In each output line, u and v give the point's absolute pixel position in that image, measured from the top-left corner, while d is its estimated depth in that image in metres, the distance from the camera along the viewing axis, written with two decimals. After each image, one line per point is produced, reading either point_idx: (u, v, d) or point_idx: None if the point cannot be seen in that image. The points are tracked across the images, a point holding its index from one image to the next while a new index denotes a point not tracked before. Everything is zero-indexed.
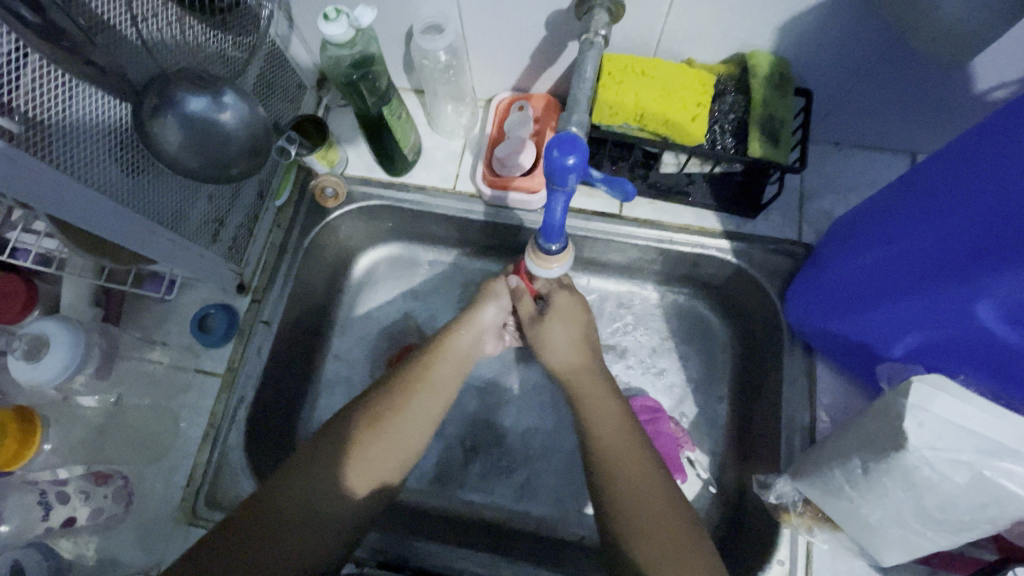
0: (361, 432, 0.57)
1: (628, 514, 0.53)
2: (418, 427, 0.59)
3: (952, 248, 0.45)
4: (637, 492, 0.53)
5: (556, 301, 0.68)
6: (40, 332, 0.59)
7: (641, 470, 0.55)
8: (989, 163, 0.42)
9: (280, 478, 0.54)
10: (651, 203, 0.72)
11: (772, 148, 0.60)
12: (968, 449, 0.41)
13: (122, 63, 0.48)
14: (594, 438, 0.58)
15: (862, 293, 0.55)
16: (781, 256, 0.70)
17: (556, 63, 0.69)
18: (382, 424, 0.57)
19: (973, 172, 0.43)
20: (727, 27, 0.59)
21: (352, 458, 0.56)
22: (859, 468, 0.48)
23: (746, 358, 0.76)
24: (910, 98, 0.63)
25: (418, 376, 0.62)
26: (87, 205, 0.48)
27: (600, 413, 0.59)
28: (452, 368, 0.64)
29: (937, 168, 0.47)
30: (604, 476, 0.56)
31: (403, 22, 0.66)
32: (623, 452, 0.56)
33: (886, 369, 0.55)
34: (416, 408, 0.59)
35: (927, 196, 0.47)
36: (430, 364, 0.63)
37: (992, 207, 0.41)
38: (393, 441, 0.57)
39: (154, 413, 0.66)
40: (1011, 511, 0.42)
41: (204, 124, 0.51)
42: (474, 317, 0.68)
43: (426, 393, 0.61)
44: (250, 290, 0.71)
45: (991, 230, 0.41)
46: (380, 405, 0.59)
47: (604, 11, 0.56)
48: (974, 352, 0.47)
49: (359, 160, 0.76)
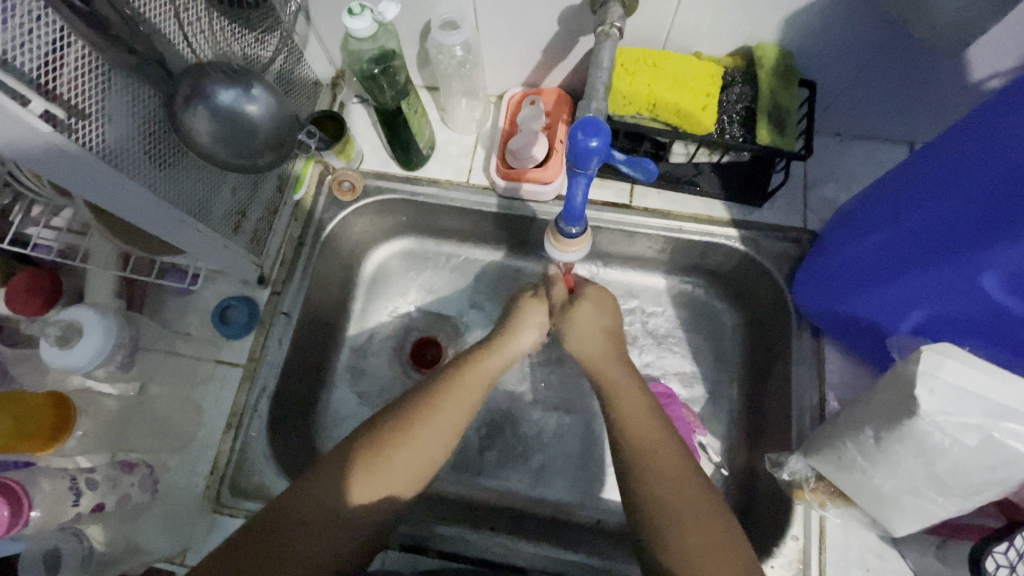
0: (372, 446, 0.56)
1: (661, 517, 0.52)
2: (444, 439, 0.58)
3: (963, 226, 0.46)
4: (675, 503, 0.52)
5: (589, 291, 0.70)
6: (73, 318, 0.60)
7: (680, 479, 0.54)
8: (996, 138, 0.43)
9: (293, 491, 0.53)
10: (660, 193, 0.74)
11: (778, 136, 0.63)
12: (977, 413, 0.43)
13: (164, 52, 0.51)
14: (622, 426, 0.59)
15: (874, 271, 0.56)
16: (786, 243, 0.72)
17: (567, 59, 0.71)
18: (402, 432, 0.56)
19: (982, 148, 0.44)
20: (734, 20, 0.61)
21: (397, 450, 0.55)
22: (871, 438, 0.50)
23: (754, 343, 0.77)
24: (907, 89, 0.65)
25: (446, 387, 0.60)
26: (121, 190, 0.49)
27: (630, 406, 0.60)
28: (476, 383, 0.62)
29: (947, 146, 0.48)
30: (632, 468, 0.56)
31: (419, 19, 0.68)
32: (650, 440, 0.57)
33: (898, 342, 0.57)
34: (444, 421, 0.58)
35: (938, 174, 0.48)
36: (458, 377, 0.61)
37: (1000, 182, 0.42)
38: (418, 453, 0.56)
39: (175, 404, 0.67)
40: (1018, 472, 0.44)
41: (232, 115, 0.53)
42: (511, 342, 0.66)
43: (455, 399, 0.60)
44: (270, 282, 0.72)
45: (1001, 206, 0.43)
46: (398, 414, 0.58)
47: (617, 6, 0.58)
48: (979, 323, 0.49)
49: (374, 155, 0.78)
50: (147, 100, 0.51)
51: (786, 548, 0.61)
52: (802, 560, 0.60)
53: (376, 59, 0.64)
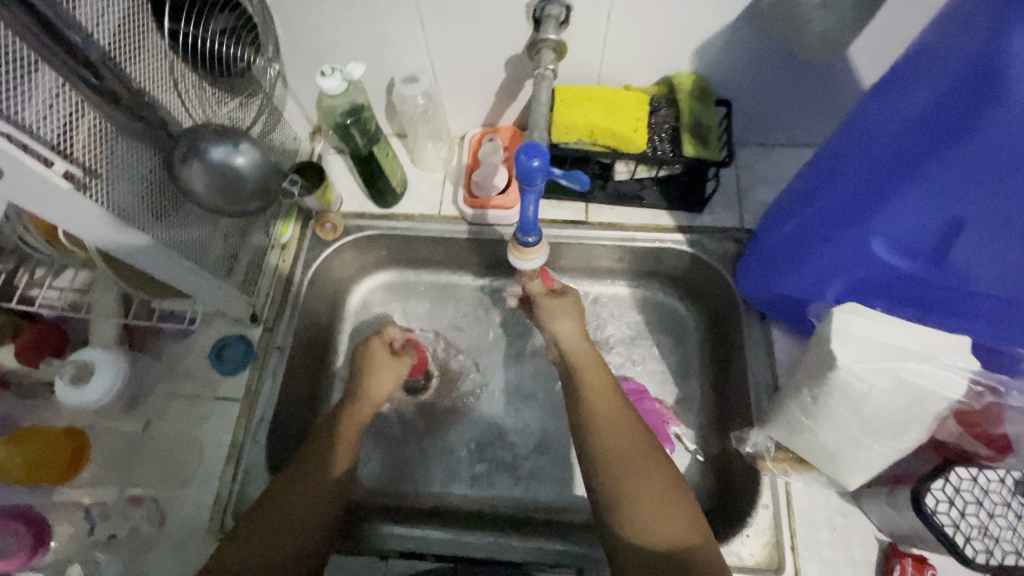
0: (277, 496, 0.61)
1: (617, 478, 0.58)
2: (331, 486, 0.63)
3: (838, 211, 0.55)
4: (628, 466, 0.59)
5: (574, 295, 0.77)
6: (86, 359, 0.69)
7: (630, 443, 0.61)
8: (860, 129, 0.52)
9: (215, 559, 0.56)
10: (612, 209, 0.84)
11: (703, 148, 0.73)
12: (884, 357, 0.50)
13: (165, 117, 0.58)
14: (587, 406, 0.64)
15: (789, 252, 0.63)
16: (728, 242, 0.81)
17: (517, 100, 0.81)
18: (297, 479, 0.62)
19: (852, 137, 0.53)
20: (653, 54, 0.72)
21: (334, 450, 0.66)
22: (809, 397, 0.56)
23: (713, 336, 0.85)
24: (809, 101, 0.76)
25: (322, 440, 0.66)
26: (124, 238, 0.56)
27: (595, 390, 0.65)
28: (353, 431, 0.69)
29: (833, 138, 0.57)
30: (591, 442, 0.62)
31: (384, 75, 0.78)
32: (606, 416, 0.63)
33: (815, 309, 0.64)
34: (328, 472, 0.64)
35: (827, 162, 0.56)
36: (332, 431, 0.68)
37: (859, 172, 0.51)
38: (305, 500, 0.61)
39: (178, 441, 0.71)
40: (930, 407, 0.50)
41: (223, 167, 0.60)
42: (370, 392, 0.73)
43: (346, 429, 0.68)
44: (262, 320, 0.78)
45: (861, 191, 0.52)
46: (297, 467, 0.63)
47: (550, 51, 0.67)
48: (880, 285, 0.57)
49: (352, 198, 0.86)
50: (149, 159, 0.58)
51: (759, 516, 0.66)
52: (773, 526, 0.66)
53: (347, 113, 0.73)
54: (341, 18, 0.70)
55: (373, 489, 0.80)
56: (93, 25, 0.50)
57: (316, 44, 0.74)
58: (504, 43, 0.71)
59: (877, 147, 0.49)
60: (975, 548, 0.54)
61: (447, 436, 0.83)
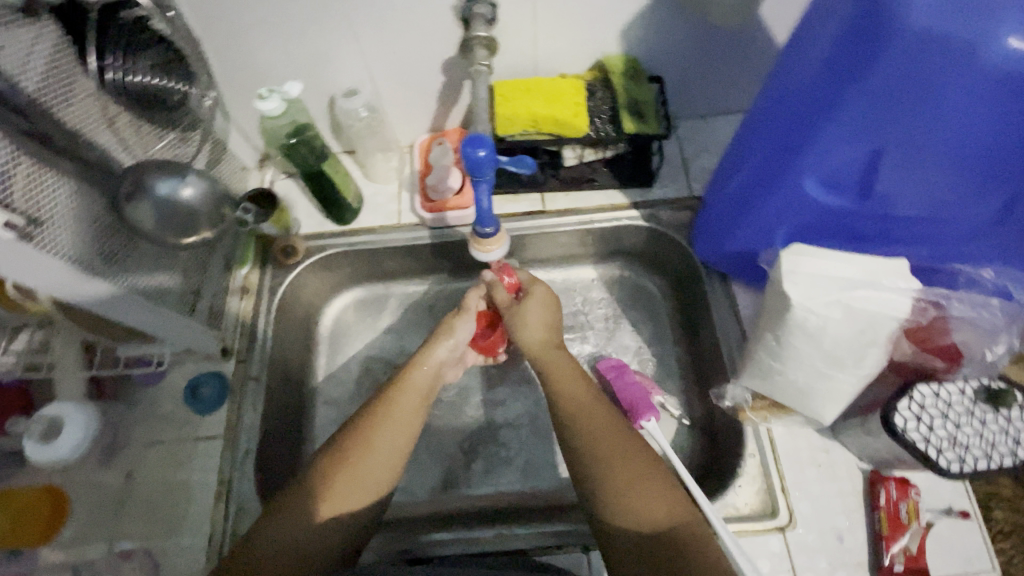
0: (335, 468, 0.59)
1: (603, 469, 0.56)
2: (389, 459, 0.61)
3: (770, 163, 0.58)
4: (614, 453, 0.57)
5: (538, 289, 0.75)
6: (54, 415, 0.68)
7: (614, 431, 0.59)
8: (778, 83, 0.55)
9: (261, 525, 0.56)
10: (567, 195, 0.86)
11: (642, 124, 0.75)
12: (833, 290, 0.53)
13: (110, 158, 0.60)
14: (562, 397, 0.64)
15: (733, 210, 0.67)
16: (682, 211, 0.84)
17: (459, 101, 0.82)
18: (360, 451, 0.60)
19: (772, 93, 0.56)
20: (581, 41, 0.75)
21: (370, 452, 0.61)
22: (773, 340, 0.58)
23: (681, 303, 0.87)
24: (735, 68, 0.80)
25: (383, 409, 0.64)
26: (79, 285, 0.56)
27: (565, 380, 0.65)
28: (415, 401, 0.67)
29: (757, 97, 0.60)
30: (571, 432, 0.60)
31: (324, 92, 0.79)
32: (576, 402, 0.62)
33: (765, 255, 0.67)
34: (384, 443, 0.61)
35: (755, 119, 0.60)
36: (393, 401, 0.65)
37: (784, 123, 0.55)
38: (365, 474, 0.60)
39: (162, 487, 0.69)
40: (882, 329, 0.54)
41: (171, 201, 0.61)
42: (429, 354, 0.73)
43: (398, 414, 0.64)
44: (234, 353, 0.76)
45: (786, 140, 0.55)
46: (350, 438, 0.61)
47: (482, 47, 0.68)
48: (820, 226, 0.61)
49: (309, 219, 0.85)
50: (94, 201, 0.58)
51: (748, 465, 0.69)
52: (763, 472, 0.68)
53: (292, 133, 0.75)
54: (273, 40, 0.71)
55: None
56: (21, 72, 0.50)
57: (252, 70, 0.74)
58: (436, 46, 0.73)
59: (794, 97, 0.53)
60: (948, 459, 0.56)
61: (442, 441, 0.85)
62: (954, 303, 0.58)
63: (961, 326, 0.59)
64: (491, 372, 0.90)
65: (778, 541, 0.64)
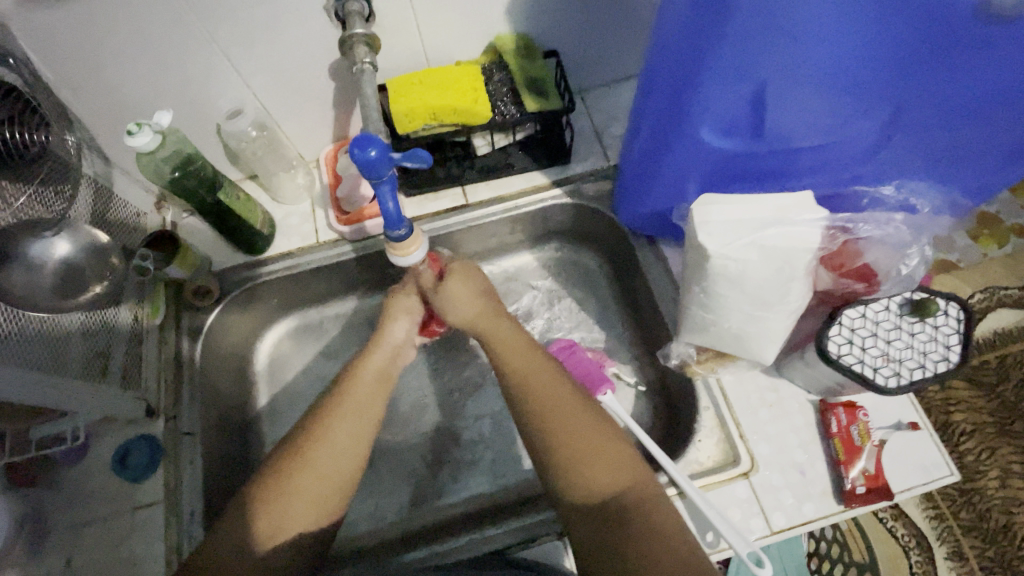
0: (298, 457, 0.56)
1: (554, 441, 0.55)
2: (349, 452, 0.58)
3: (668, 114, 0.57)
4: (566, 423, 0.56)
5: (454, 266, 0.70)
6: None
7: (563, 399, 0.58)
8: (658, 31, 0.54)
9: (224, 522, 0.54)
10: (488, 184, 0.84)
11: (544, 101, 0.74)
12: (744, 232, 0.53)
13: None
14: (506, 368, 0.62)
15: (644, 170, 0.66)
16: (602, 181, 0.83)
17: (356, 107, 0.79)
18: (317, 444, 0.57)
19: (656, 41, 0.55)
20: (468, 25, 0.73)
21: (330, 445, 0.57)
22: (701, 292, 0.58)
23: (618, 273, 0.88)
24: (625, 31, 0.80)
25: (342, 398, 0.61)
26: None
27: (507, 347, 0.64)
28: (372, 388, 0.63)
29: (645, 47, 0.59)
30: (524, 404, 0.59)
31: (207, 117, 0.74)
32: (523, 369, 0.61)
33: (678, 211, 0.66)
34: (341, 434, 0.58)
35: (647, 71, 0.58)
36: (349, 391, 0.62)
37: (673, 71, 0.54)
38: (326, 467, 0.56)
39: (103, 569, 0.63)
40: (800, 263, 0.54)
41: (47, 264, 0.59)
42: (384, 335, 0.69)
43: (357, 404, 0.61)
44: (159, 411, 0.70)
45: (678, 89, 0.54)
46: (309, 431, 0.58)
47: (363, 45, 0.65)
48: (729, 169, 0.60)
49: (221, 254, 0.80)
50: None
51: (704, 419, 0.69)
52: (719, 423, 0.69)
53: (177, 166, 0.69)
54: (133, 70, 0.65)
55: (342, 537, 0.77)
56: None
57: (118, 104, 0.69)
58: (316, 52, 0.70)
59: (675, 43, 0.51)
60: (884, 375, 0.57)
61: (403, 456, 0.82)
62: (861, 226, 0.59)
63: (871, 246, 0.60)
64: (444, 376, 0.87)
65: (744, 487, 0.65)
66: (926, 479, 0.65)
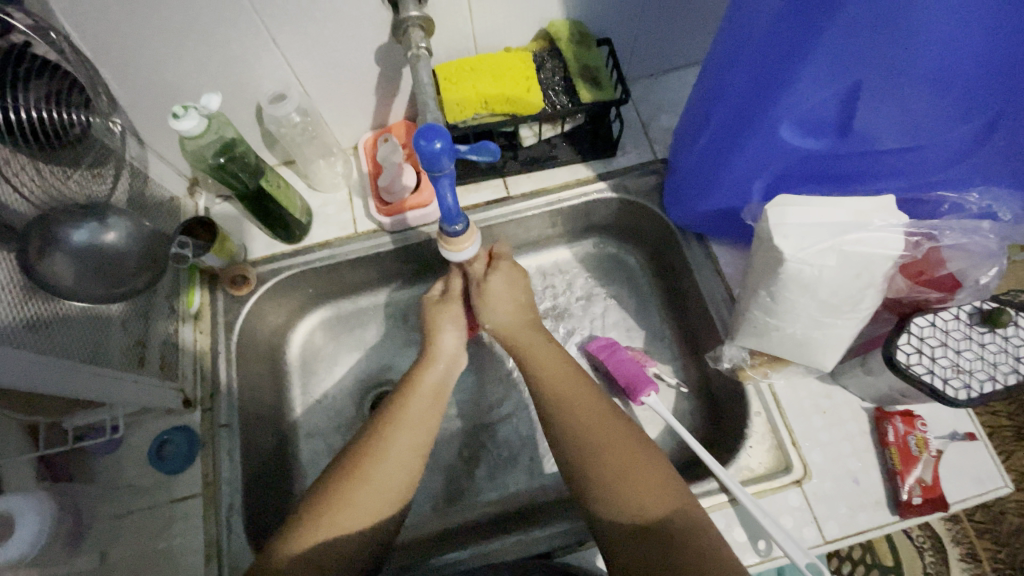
0: (350, 468, 0.55)
1: (597, 462, 0.53)
2: (402, 467, 0.56)
3: (746, 111, 0.55)
4: (611, 443, 0.53)
5: (502, 264, 0.70)
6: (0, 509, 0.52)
7: (601, 413, 0.56)
8: (744, 27, 0.51)
9: (277, 534, 0.52)
10: (531, 176, 0.81)
11: (597, 91, 0.71)
12: (825, 237, 0.51)
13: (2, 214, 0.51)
14: (545, 382, 0.60)
15: (709, 169, 0.64)
16: (649, 175, 0.81)
17: (400, 92, 0.76)
18: (369, 458, 0.55)
19: (739, 37, 0.52)
20: (522, 11, 0.70)
21: (386, 460, 0.55)
22: (767, 297, 0.56)
23: (659, 270, 0.86)
24: (681, 21, 0.77)
25: (395, 412, 0.59)
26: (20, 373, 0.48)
27: (547, 362, 0.62)
28: (425, 403, 0.61)
29: (721, 44, 0.56)
30: (562, 422, 0.57)
31: (249, 100, 0.71)
32: (564, 385, 0.59)
33: (746, 211, 0.64)
34: (395, 447, 0.56)
35: (722, 67, 0.56)
36: (404, 401, 0.60)
37: (758, 68, 0.51)
38: (381, 479, 0.55)
39: (141, 564, 0.61)
40: (879, 272, 0.52)
41: (89, 250, 0.57)
42: (438, 351, 0.67)
43: (409, 417, 0.59)
44: (197, 402, 0.69)
45: (761, 87, 0.52)
46: (359, 445, 0.57)
47: (417, 28, 0.63)
48: (801, 170, 0.58)
49: (256, 242, 0.78)
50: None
51: (755, 424, 0.68)
52: (771, 428, 0.67)
53: (219, 151, 0.66)
54: (176, 50, 0.62)
55: None
56: None
57: (159, 85, 0.66)
58: (365, 35, 0.67)
59: (765, 39, 0.49)
60: (954, 387, 0.56)
61: (438, 452, 0.81)
62: (946, 233, 0.57)
63: (955, 254, 0.57)
64: (480, 371, 0.86)
65: (797, 495, 0.64)
66: (980, 491, 0.64)
